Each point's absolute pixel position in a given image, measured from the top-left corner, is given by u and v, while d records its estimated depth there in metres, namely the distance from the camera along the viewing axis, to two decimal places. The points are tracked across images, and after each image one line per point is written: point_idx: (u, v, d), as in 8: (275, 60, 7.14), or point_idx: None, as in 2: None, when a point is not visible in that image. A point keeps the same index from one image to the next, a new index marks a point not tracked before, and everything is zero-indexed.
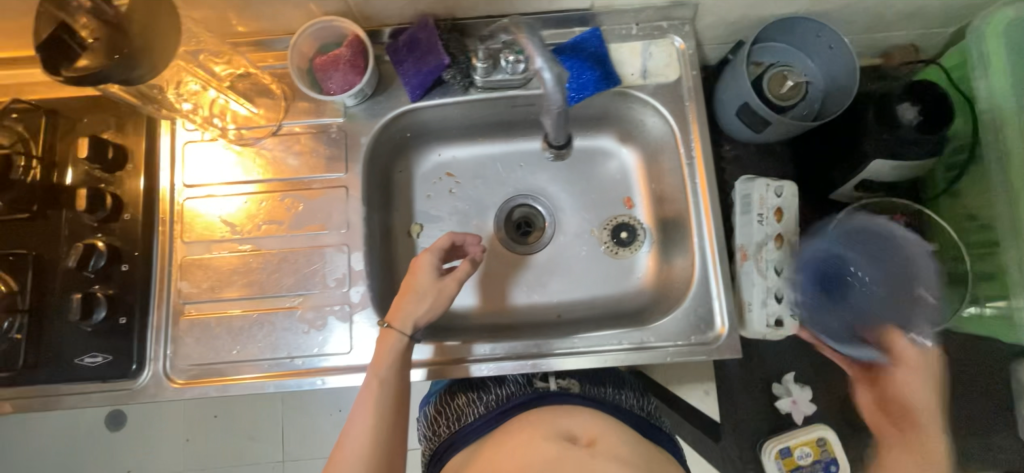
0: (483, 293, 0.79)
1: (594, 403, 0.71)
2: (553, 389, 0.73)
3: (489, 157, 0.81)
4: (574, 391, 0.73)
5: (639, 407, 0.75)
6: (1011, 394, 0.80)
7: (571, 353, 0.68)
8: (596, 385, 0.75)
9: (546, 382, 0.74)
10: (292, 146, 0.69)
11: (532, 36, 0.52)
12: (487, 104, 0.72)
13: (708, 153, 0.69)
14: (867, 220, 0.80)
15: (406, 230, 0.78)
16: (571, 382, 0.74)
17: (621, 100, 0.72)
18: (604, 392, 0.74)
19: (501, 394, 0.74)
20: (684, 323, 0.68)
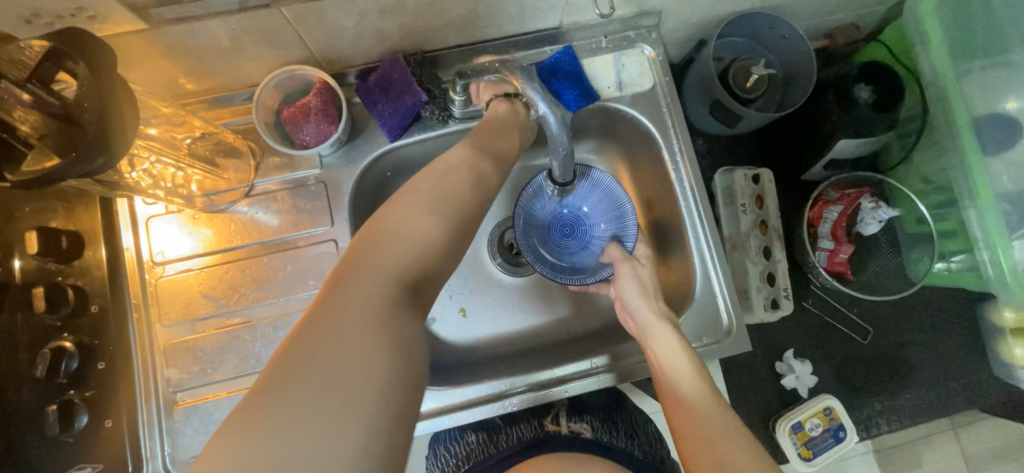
0: (487, 323, 0.77)
1: (603, 450, 0.66)
2: (564, 432, 0.69)
3: None
4: (586, 435, 0.69)
5: (650, 455, 0.72)
6: (982, 333, 0.86)
7: (590, 374, 0.68)
8: (614, 432, 0.72)
9: (557, 425, 0.70)
10: (269, 205, 0.65)
11: (530, 82, 0.48)
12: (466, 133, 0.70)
13: (691, 154, 0.70)
14: (838, 195, 0.84)
15: None
16: (583, 426, 0.70)
17: (601, 113, 0.73)
18: (619, 435, 0.71)
19: (511, 437, 0.70)
20: (695, 325, 0.68)
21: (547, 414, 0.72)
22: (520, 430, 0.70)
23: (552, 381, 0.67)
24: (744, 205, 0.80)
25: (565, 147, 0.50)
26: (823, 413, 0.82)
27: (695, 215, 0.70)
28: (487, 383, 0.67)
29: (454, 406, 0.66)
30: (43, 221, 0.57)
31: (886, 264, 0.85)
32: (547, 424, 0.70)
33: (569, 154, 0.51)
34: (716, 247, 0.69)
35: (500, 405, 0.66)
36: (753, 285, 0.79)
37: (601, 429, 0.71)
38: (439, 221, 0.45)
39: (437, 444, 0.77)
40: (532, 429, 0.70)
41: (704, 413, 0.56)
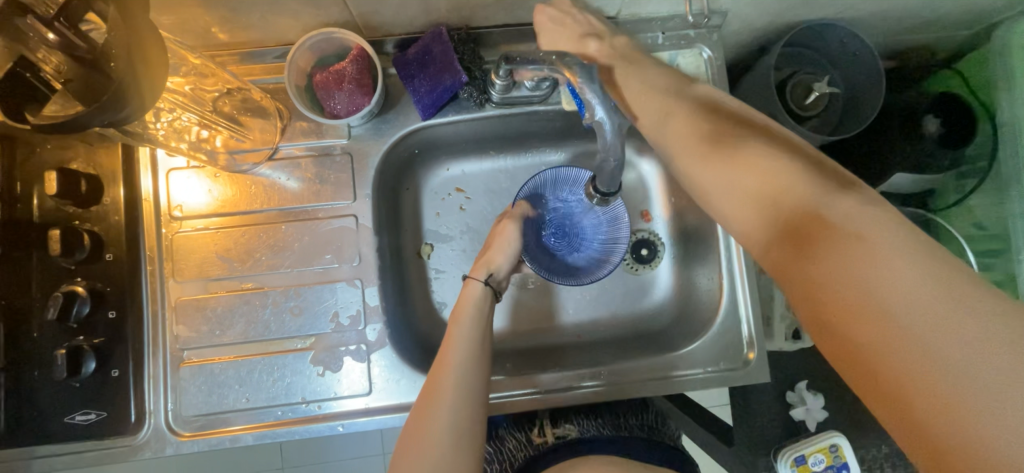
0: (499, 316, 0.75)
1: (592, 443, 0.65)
2: (553, 440, 0.67)
3: (501, 172, 0.76)
4: (573, 435, 0.67)
5: (638, 429, 0.72)
6: None
7: (599, 384, 0.65)
8: (600, 424, 0.70)
9: (543, 433, 0.69)
10: (293, 171, 0.63)
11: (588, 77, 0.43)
12: (504, 119, 0.67)
13: None
14: None
15: (415, 251, 0.73)
16: (569, 428, 0.69)
17: None
18: (604, 426, 0.69)
19: (507, 456, 0.69)
20: (713, 348, 0.66)
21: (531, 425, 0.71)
22: (509, 449, 0.70)
23: (559, 386, 0.65)
24: None
25: (618, 154, 0.46)
26: (829, 449, 0.76)
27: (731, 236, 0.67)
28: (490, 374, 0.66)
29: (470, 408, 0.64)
30: (64, 161, 0.57)
31: None
32: (534, 436, 0.69)
33: (622, 162, 0.47)
34: (748, 270, 0.66)
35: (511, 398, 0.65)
36: (778, 312, 0.76)
37: (585, 424, 0.70)
38: (477, 319, 0.58)
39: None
40: (522, 446, 0.69)
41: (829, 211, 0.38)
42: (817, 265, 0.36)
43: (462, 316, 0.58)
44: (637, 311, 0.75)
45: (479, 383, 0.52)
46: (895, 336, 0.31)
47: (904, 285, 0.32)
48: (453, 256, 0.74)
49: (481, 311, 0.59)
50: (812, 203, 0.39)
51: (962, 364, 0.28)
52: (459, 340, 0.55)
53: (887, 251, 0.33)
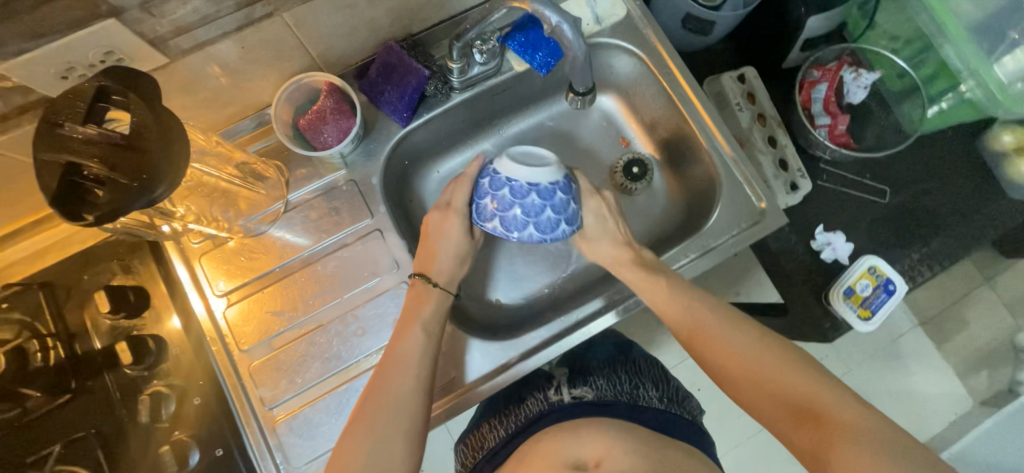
0: (537, 277, 0.80)
1: (605, 406, 0.77)
2: (568, 400, 0.80)
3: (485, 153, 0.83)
4: (585, 398, 0.79)
5: (659, 398, 0.82)
6: (987, 163, 0.91)
7: (620, 304, 0.70)
8: (616, 391, 0.81)
9: (560, 394, 0.81)
10: (309, 214, 0.68)
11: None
12: (471, 101, 0.74)
13: (679, 63, 0.75)
14: (820, 73, 0.89)
15: None
16: (583, 390, 0.81)
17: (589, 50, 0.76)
18: (622, 392, 0.80)
19: (524, 413, 0.84)
20: (729, 215, 0.71)
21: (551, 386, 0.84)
22: (528, 407, 0.84)
23: (578, 323, 0.70)
24: (738, 104, 0.84)
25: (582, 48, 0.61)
26: (870, 272, 0.83)
27: (700, 118, 0.74)
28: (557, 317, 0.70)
29: (438, 410, 0.67)
30: (105, 281, 0.61)
31: (885, 123, 0.90)
32: (552, 396, 0.81)
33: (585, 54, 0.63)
34: (727, 140, 0.73)
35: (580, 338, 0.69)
36: (770, 173, 0.82)
37: (602, 388, 0.81)
38: (434, 320, 0.62)
39: (481, 423, 0.96)
40: (540, 402, 0.82)
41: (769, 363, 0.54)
42: (725, 352, 0.57)
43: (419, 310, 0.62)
44: (648, 224, 0.83)
45: (430, 362, 0.59)
46: (776, 380, 0.53)
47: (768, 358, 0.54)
48: None
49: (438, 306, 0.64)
50: (744, 368, 0.55)
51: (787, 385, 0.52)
52: (418, 343, 0.60)
53: (833, 402, 0.49)
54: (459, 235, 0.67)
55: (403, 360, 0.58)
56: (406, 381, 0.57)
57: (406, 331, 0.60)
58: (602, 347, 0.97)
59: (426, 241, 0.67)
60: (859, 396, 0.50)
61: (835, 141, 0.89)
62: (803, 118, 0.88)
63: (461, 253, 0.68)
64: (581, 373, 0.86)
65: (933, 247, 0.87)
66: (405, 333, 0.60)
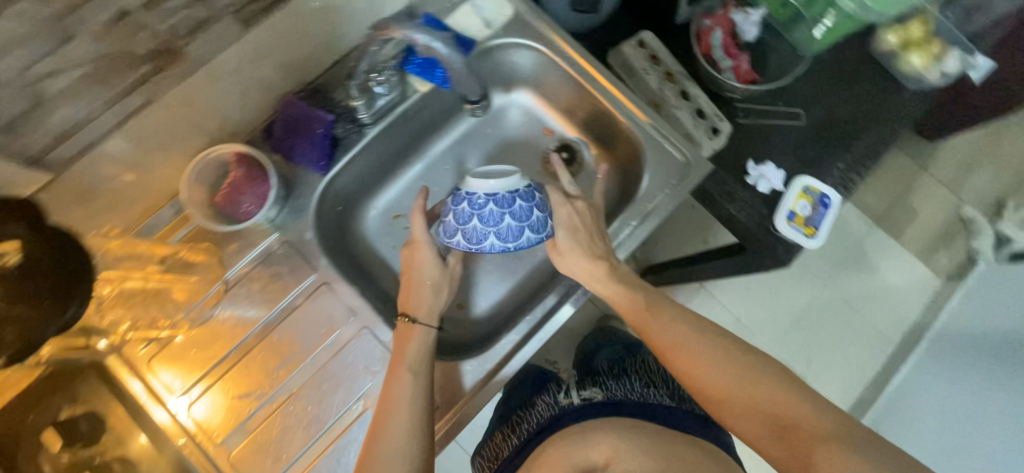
0: (499, 283, 0.81)
1: (615, 405, 0.83)
2: (577, 401, 0.87)
3: (417, 179, 0.86)
4: (596, 399, 0.86)
5: (671, 396, 0.87)
6: (883, 64, 0.97)
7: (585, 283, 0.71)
8: (626, 391, 0.88)
9: (570, 397, 0.88)
10: (251, 288, 0.65)
11: (403, 24, 0.55)
12: (387, 130, 0.74)
13: (575, 44, 0.76)
14: (711, 20, 0.92)
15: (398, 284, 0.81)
16: (593, 392, 0.88)
17: (487, 54, 0.77)
18: (632, 392, 0.87)
19: (536, 416, 0.91)
20: (659, 175, 0.73)
21: (562, 393, 0.91)
22: (539, 411, 0.91)
23: (548, 312, 0.70)
24: (644, 68, 0.87)
25: (459, 60, 0.60)
26: (805, 192, 0.87)
27: (608, 91, 0.76)
28: (532, 311, 0.70)
29: (440, 431, 0.67)
30: (54, 417, 0.60)
31: (780, 53, 0.96)
32: (562, 400, 0.89)
33: (466, 64, 0.62)
34: (637, 106, 0.75)
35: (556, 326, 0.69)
36: (690, 124, 0.85)
37: (611, 390, 0.88)
38: (423, 358, 0.62)
39: (500, 430, 1.04)
40: (551, 406, 0.89)
41: (745, 383, 0.56)
42: (702, 379, 0.59)
43: (405, 349, 0.62)
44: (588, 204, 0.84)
45: (426, 398, 0.59)
46: (757, 400, 0.55)
47: (741, 375, 0.57)
48: None
49: (426, 342, 0.63)
50: (722, 390, 0.57)
51: (766, 404, 0.55)
52: (408, 387, 0.59)
53: (811, 418, 0.52)
54: (428, 266, 0.67)
55: (395, 401, 0.58)
56: (399, 418, 0.57)
57: (398, 379, 0.59)
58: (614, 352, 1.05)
59: (404, 279, 0.68)
60: (831, 406, 0.53)
61: (743, 79, 0.93)
62: (708, 65, 0.91)
63: (436, 282, 0.67)
64: (592, 382, 0.94)
65: (853, 153, 0.93)
66: (396, 375, 0.60)
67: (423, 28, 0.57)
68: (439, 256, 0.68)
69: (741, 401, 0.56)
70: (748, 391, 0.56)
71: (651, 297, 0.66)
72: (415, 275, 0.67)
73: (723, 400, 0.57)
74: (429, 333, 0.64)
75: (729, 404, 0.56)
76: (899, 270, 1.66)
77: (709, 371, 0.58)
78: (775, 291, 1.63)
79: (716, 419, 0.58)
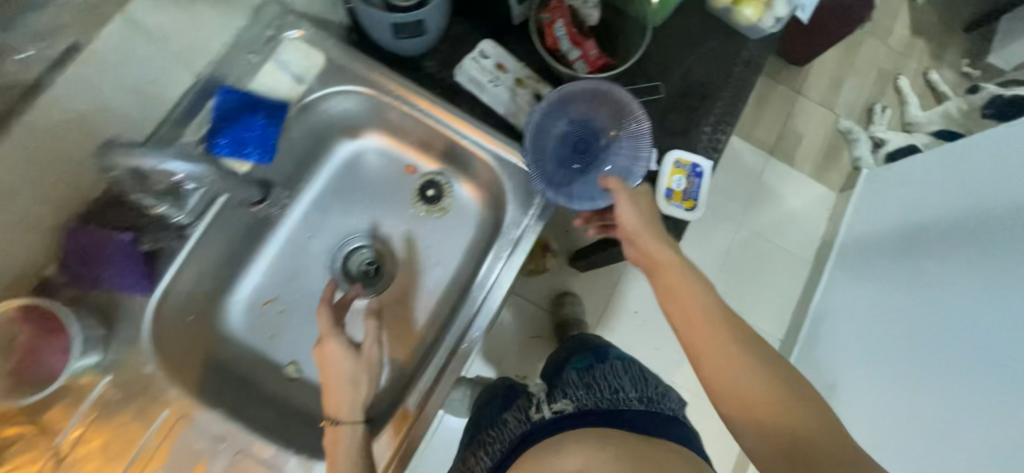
0: (394, 342, 0.78)
1: (585, 419, 0.76)
2: (549, 415, 0.79)
3: (280, 257, 0.78)
4: (568, 411, 0.78)
5: (638, 398, 0.80)
6: (722, 21, 0.98)
7: (479, 312, 0.69)
8: (597, 398, 0.80)
9: (541, 411, 0.80)
10: (89, 451, 0.57)
11: (120, 152, 0.46)
12: (217, 223, 0.66)
13: (402, 79, 0.70)
14: (551, 12, 0.88)
15: (284, 376, 0.75)
16: (563, 403, 0.80)
17: (308, 112, 0.70)
18: (603, 398, 0.79)
19: (507, 436, 0.82)
20: (519, 197, 0.70)
21: (533, 406, 0.82)
22: (511, 430, 0.82)
23: (460, 340, 0.68)
24: (491, 81, 0.84)
25: (205, 170, 0.53)
26: (677, 166, 0.88)
27: (448, 120, 0.71)
28: (450, 330, 0.69)
29: None
30: None
31: (625, 32, 0.94)
32: (533, 416, 0.80)
33: (214, 170, 0.54)
34: (483, 130, 0.70)
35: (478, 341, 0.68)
36: None
37: (582, 398, 0.80)
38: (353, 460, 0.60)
39: (464, 456, 0.92)
40: (522, 424, 0.81)
41: (779, 392, 0.55)
42: (730, 384, 0.56)
43: (337, 451, 0.60)
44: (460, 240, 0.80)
45: None
46: (777, 421, 0.53)
47: (768, 390, 0.55)
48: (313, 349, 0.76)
49: (353, 443, 0.61)
50: (749, 400, 0.55)
51: (794, 427, 0.53)
52: None
53: (828, 451, 0.51)
54: (341, 359, 0.65)
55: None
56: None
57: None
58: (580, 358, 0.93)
59: (326, 376, 0.65)
60: (855, 448, 0.52)
61: (593, 69, 0.90)
62: (556, 63, 0.88)
63: (354, 374, 0.65)
64: (562, 386, 0.85)
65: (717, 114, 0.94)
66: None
67: (155, 147, 0.49)
68: (351, 347, 0.67)
69: (768, 415, 0.54)
70: (777, 410, 0.54)
71: (670, 250, 0.65)
72: (334, 373, 0.65)
73: (746, 407, 0.55)
74: (355, 431, 0.62)
75: (748, 412, 0.55)
76: (798, 193, 1.76)
77: (743, 373, 0.56)
78: (696, 241, 1.68)
79: (726, 416, 0.57)
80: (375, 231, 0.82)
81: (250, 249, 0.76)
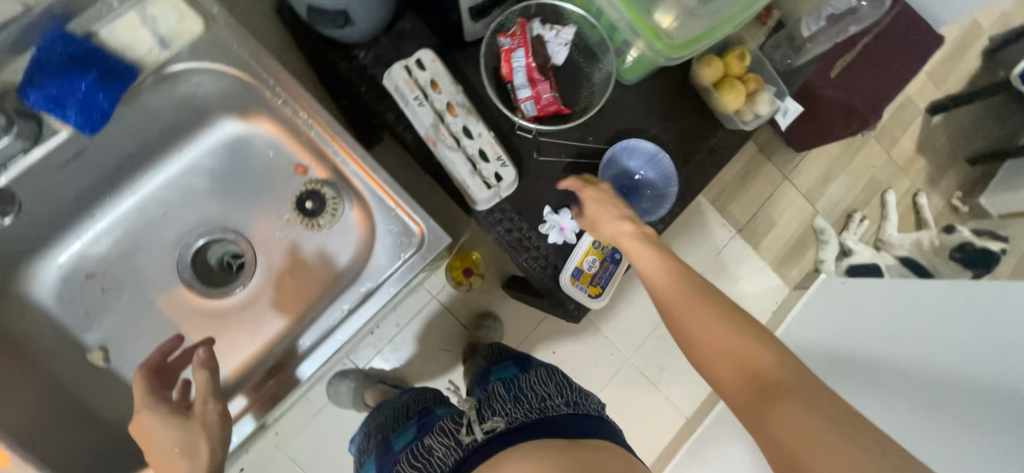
0: (231, 353, 0.69)
1: (518, 430, 0.67)
2: (481, 438, 0.68)
3: (124, 228, 0.69)
4: (501, 427, 0.68)
5: (564, 403, 0.73)
6: (702, 98, 0.89)
7: (317, 343, 0.60)
8: (527, 408, 0.71)
9: (472, 434, 0.69)
10: None
11: None
12: (32, 183, 0.57)
13: (287, 78, 0.61)
14: (510, 39, 0.79)
15: (88, 363, 0.65)
16: (494, 419, 0.70)
17: (174, 82, 0.60)
18: (531, 408, 0.71)
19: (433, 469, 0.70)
20: (389, 244, 0.62)
21: (461, 428, 0.71)
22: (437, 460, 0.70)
23: (302, 355, 0.61)
24: (418, 98, 0.74)
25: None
26: (596, 247, 0.81)
27: (328, 138, 0.62)
28: (309, 332, 0.61)
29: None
30: None
31: (591, 81, 0.84)
32: (461, 439, 0.69)
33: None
34: (365, 162, 0.61)
35: (337, 346, 0.59)
36: (466, 172, 0.75)
37: (512, 412, 0.71)
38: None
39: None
40: (450, 452, 0.69)
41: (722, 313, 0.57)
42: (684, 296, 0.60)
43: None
44: (331, 265, 0.71)
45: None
46: (735, 349, 0.54)
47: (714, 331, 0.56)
48: (135, 342, 0.67)
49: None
50: (702, 320, 0.57)
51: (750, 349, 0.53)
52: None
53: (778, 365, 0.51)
54: (160, 431, 0.48)
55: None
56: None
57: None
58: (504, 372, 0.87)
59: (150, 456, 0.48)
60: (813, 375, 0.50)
61: (542, 112, 0.80)
62: (496, 95, 0.80)
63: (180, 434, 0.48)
64: (488, 403, 0.75)
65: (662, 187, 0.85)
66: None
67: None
68: (176, 412, 0.50)
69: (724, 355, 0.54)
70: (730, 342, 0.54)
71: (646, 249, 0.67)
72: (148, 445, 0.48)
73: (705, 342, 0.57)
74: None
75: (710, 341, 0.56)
76: (754, 278, 1.60)
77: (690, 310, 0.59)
78: (637, 302, 1.44)
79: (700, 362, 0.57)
80: (241, 226, 0.72)
81: (83, 212, 0.66)
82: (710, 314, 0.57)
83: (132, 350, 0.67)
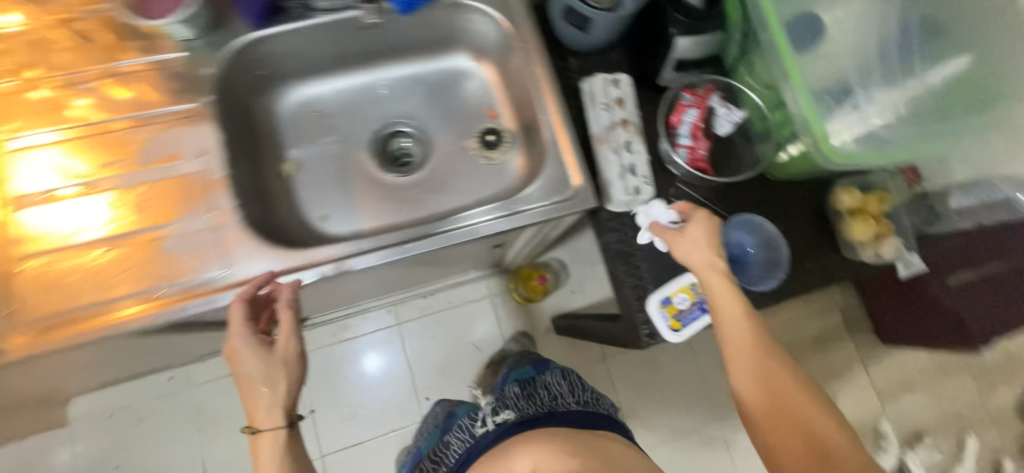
0: (370, 216, 0.82)
1: (531, 424, 0.71)
2: (493, 430, 0.73)
3: (354, 92, 0.87)
4: (509, 420, 0.73)
5: (576, 402, 0.76)
6: (831, 217, 0.94)
7: (454, 230, 0.71)
8: (538, 405, 0.75)
9: (483, 425, 0.75)
10: (138, 84, 0.74)
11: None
12: (332, 29, 0.78)
13: (535, 38, 0.79)
14: (692, 97, 0.93)
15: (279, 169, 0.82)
16: (505, 413, 0.75)
17: (456, 12, 0.81)
18: (542, 403, 0.75)
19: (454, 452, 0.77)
20: (546, 187, 0.74)
21: (477, 419, 0.77)
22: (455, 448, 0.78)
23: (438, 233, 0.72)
24: (605, 103, 0.90)
25: None
26: (690, 287, 0.85)
27: (543, 92, 0.77)
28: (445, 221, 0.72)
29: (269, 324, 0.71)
30: None
31: (743, 157, 0.95)
32: (477, 431, 0.75)
33: None
34: (562, 120, 0.76)
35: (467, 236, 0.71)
36: (615, 173, 0.87)
37: (525, 407, 0.75)
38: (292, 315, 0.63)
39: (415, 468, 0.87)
40: (466, 443, 0.76)
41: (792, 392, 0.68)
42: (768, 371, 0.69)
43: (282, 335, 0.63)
44: (478, 188, 0.84)
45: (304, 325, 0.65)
46: (806, 425, 0.66)
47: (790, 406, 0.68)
48: (314, 170, 0.83)
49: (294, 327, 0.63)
50: (782, 394, 0.68)
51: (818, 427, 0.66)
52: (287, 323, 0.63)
53: (840, 444, 0.65)
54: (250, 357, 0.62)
55: (243, 240, 0.71)
56: (247, 267, 0.70)
57: (259, 249, 0.70)
58: (522, 369, 0.87)
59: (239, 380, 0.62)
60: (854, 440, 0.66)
61: (693, 162, 0.92)
62: (661, 129, 0.93)
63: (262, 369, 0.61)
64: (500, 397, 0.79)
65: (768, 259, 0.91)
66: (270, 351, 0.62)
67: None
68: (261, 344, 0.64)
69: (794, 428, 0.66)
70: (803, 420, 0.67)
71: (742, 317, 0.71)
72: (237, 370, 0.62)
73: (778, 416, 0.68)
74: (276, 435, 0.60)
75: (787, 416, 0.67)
76: None
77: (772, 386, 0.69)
78: (668, 398, 1.40)
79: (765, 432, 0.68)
80: (429, 132, 0.88)
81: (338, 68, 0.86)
82: (789, 390, 0.68)
83: (309, 174, 0.83)
